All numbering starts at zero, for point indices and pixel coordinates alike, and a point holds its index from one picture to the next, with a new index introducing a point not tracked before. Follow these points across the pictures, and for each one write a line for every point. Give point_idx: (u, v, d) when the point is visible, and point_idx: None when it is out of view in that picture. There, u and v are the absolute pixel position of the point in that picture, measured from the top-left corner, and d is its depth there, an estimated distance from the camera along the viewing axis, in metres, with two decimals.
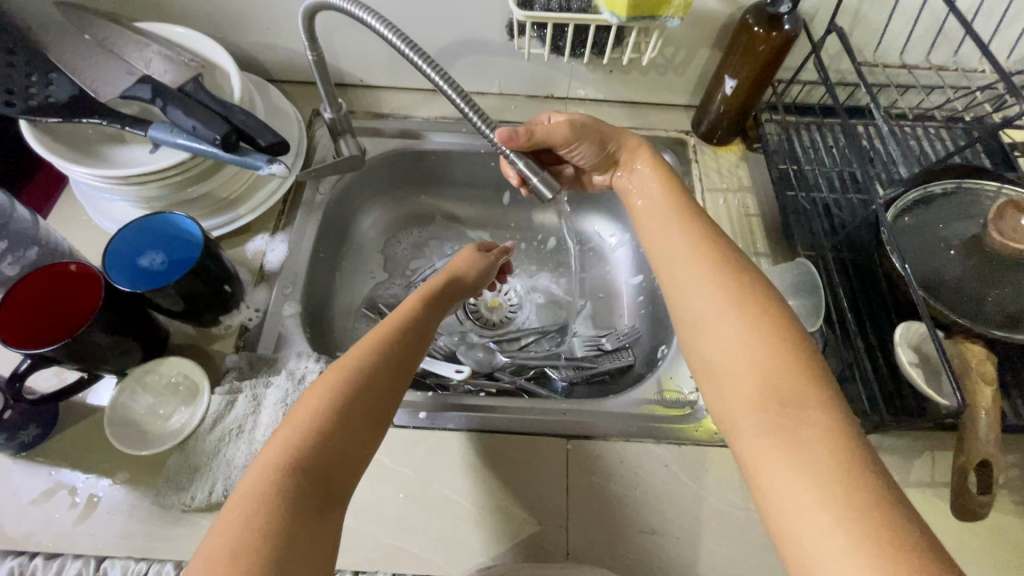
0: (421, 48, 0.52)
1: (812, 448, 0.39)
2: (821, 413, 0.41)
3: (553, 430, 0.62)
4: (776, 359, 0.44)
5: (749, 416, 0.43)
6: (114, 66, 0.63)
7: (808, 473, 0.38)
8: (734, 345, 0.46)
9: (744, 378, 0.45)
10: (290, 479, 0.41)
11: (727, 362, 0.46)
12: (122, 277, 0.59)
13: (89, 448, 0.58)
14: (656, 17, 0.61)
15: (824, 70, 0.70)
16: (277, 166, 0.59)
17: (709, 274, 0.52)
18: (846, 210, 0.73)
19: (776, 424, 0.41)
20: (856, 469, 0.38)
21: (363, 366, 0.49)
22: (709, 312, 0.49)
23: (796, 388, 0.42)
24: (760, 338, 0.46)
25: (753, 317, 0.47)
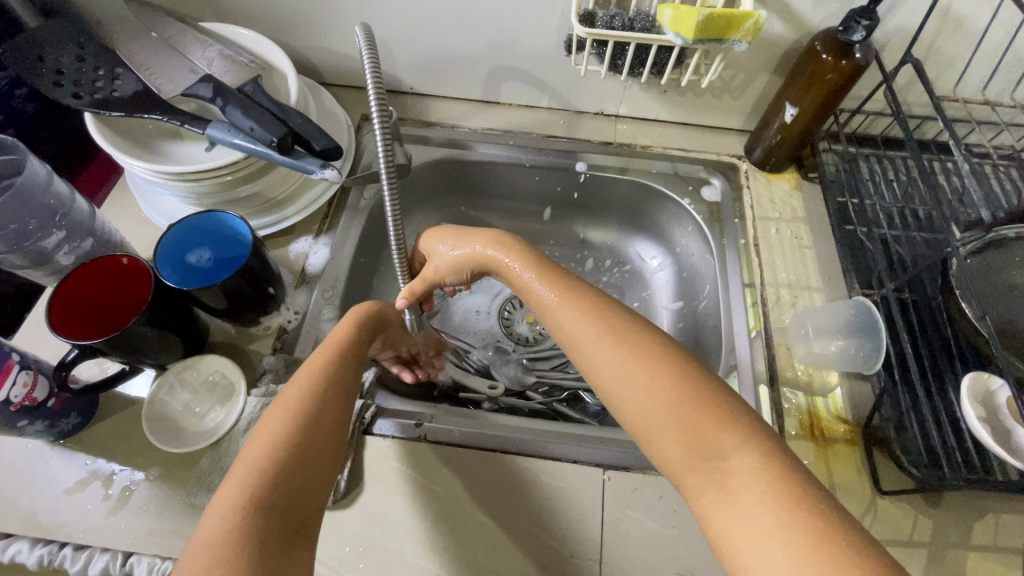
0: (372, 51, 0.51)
1: (754, 496, 0.37)
2: (749, 454, 0.39)
3: (589, 458, 0.60)
4: (693, 403, 0.43)
5: (687, 476, 0.41)
6: (178, 64, 0.64)
7: (761, 525, 0.36)
8: (648, 397, 0.44)
9: (668, 434, 0.42)
10: (253, 517, 0.40)
11: (647, 419, 0.44)
12: (170, 273, 0.59)
13: (125, 441, 0.58)
14: (724, 39, 0.60)
15: (894, 102, 0.68)
16: (330, 170, 0.59)
17: (608, 328, 0.49)
18: (907, 248, 0.70)
19: (713, 480, 0.39)
20: (797, 507, 0.36)
21: (303, 400, 0.50)
22: (611, 370, 0.47)
23: (716, 432, 0.41)
24: (670, 386, 0.44)
25: (653, 365, 0.45)
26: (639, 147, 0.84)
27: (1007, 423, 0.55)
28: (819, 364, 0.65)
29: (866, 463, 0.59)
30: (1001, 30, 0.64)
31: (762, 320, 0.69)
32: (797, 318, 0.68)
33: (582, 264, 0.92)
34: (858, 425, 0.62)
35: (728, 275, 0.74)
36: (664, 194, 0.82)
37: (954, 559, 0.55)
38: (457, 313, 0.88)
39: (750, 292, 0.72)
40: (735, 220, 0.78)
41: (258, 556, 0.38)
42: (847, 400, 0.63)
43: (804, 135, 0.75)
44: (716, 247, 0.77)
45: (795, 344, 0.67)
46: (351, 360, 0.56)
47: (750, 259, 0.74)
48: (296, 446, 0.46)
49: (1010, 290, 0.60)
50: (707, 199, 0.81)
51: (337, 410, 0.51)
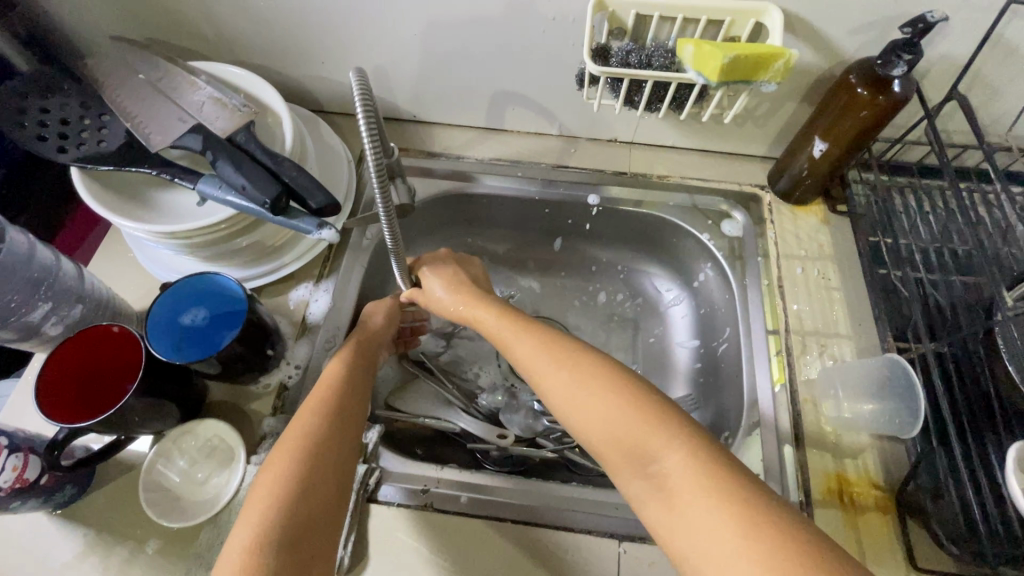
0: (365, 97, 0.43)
1: (687, 492, 0.39)
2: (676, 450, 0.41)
3: (604, 527, 0.57)
4: (627, 411, 0.45)
5: (634, 485, 0.42)
6: (166, 111, 0.60)
7: (699, 521, 0.37)
8: (591, 413, 0.47)
9: (610, 446, 0.45)
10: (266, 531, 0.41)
11: (594, 434, 0.46)
12: (162, 342, 0.56)
13: (122, 511, 0.57)
14: (750, 80, 0.55)
15: (935, 139, 0.62)
16: (327, 230, 0.55)
17: (553, 355, 0.52)
18: (946, 294, 0.65)
19: (653, 482, 0.41)
20: (729, 493, 0.37)
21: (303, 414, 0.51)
22: (559, 394, 0.49)
23: (646, 435, 0.43)
24: (611, 398, 0.46)
25: (592, 383, 0.48)
26: (655, 177, 0.79)
27: None
28: (849, 426, 0.61)
29: (900, 533, 0.56)
30: None
31: (787, 372, 0.65)
32: (825, 371, 0.64)
33: (594, 297, 0.88)
34: (890, 491, 0.58)
35: (750, 320, 0.69)
36: (681, 228, 0.78)
37: None
38: (463, 351, 0.85)
39: (774, 339, 0.68)
40: (758, 258, 0.73)
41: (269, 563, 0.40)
42: (878, 463, 0.60)
43: (834, 169, 0.69)
44: (738, 288, 0.72)
45: (822, 399, 0.63)
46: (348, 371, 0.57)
47: (774, 302, 0.70)
48: (307, 476, 0.46)
49: None
50: (728, 234, 0.76)
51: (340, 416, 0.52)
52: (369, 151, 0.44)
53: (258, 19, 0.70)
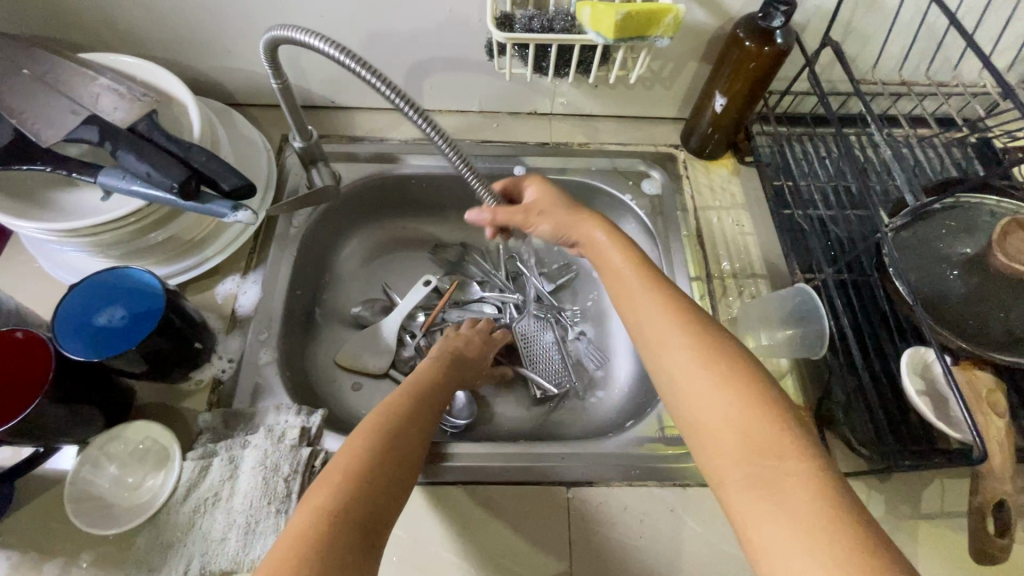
0: (340, 44, 0.49)
1: (800, 507, 0.35)
2: (801, 464, 0.37)
3: (553, 477, 0.60)
4: (766, 417, 0.40)
5: (734, 471, 0.39)
6: (55, 103, 0.57)
7: (796, 533, 0.34)
8: (709, 398, 0.42)
9: (720, 433, 0.41)
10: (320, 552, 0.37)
11: (704, 420, 0.42)
12: (75, 344, 0.53)
13: (50, 527, 0.54)
14: (646, 36, 0.58)
15: (816, 86, 0.68)
16: (242, 212, 0.54)
17: (675, 318, 0.47)
18: (843, 227, 0.71)
19: (760, 477, 0.37)
20: (837, 521, 0.34)
21: (378, 441, 0.47)
22: (668, 358, 0.45)
23: (766, 426, 0.39)
24: (726, 387, 0.42)
25: (709, 357, 0.44)
26: (576, 145, 0.82)
27: (942, 395, 0.57)
28: (769, 353, 0.65)
29: (820, 446, 0.61)
30: (915, 11, 0.64)
31: (711, 314, 0.69)
32: (743, 308, 0.69)
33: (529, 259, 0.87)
34: (809, 409, 0.63)
35: (675, 269, 0.73)
36: (605, 191, 0.80)
37: (906, 529, 0.57)
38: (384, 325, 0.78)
39: (697, 285, 0.71)
40: (677, 213, 0.77)
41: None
42: (797, 386, 0.64)
43: (736, 122, 0.74)
44: (662, 241, 0.76)
45: (745, 335, 0.68)
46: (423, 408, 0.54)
47: (695, 251, 0.74)
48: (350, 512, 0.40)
49: (936, 262, 0.61)
50: (648, 192, 0.79)
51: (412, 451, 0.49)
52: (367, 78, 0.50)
53: (153, 7, 0.68)
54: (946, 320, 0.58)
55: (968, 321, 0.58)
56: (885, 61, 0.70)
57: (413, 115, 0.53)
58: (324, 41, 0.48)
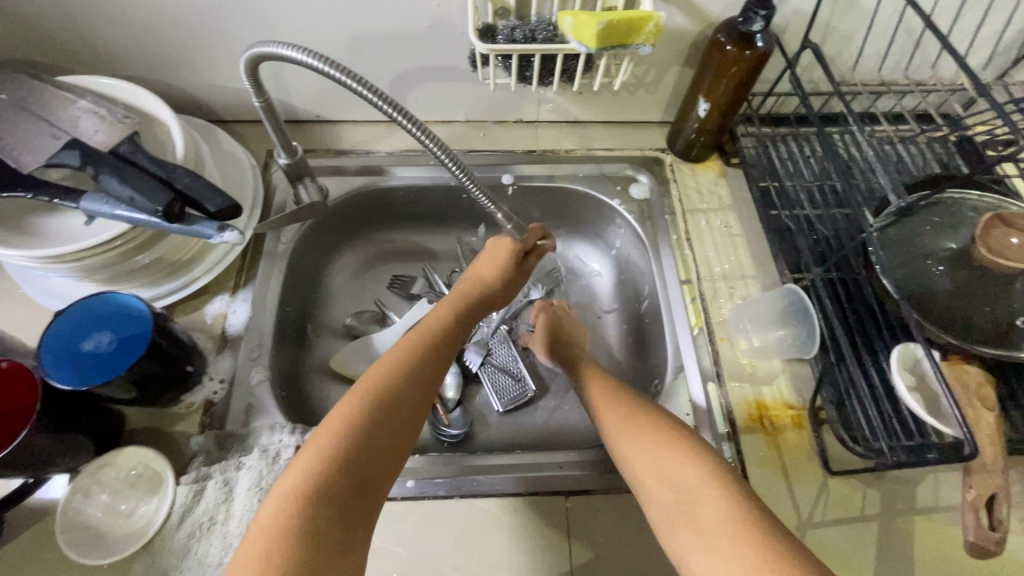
0: (322, 55, 0.48)
1: (713, 523, 0.43)
2: (716, 493, 0.45)
3: (551, 487, 0.60)
4: (681, 453, 0.49)
5: (659, 505, 0.47)
6: (35, 128, 0.56)
7: (714, 551, 0.42)
8: (637, 446, 0.52)
9: (648, 474, 0.50)
10: (316, 497, 0.41)
11: (634, 466, 0.51)
12: (61, 372, 0.52)
13: (41, 558, 0.53)
14: (627, 45, 0.59)
15: (798, 88, 0.68)
16: (229, 233, 0.53)
17: (604, 392, 0.59)
18: (829, 226, 0.71)
19: (683, 507, 0.46)
20: (747, 530, 0.42)
21: (381, 385, 0.49)
22: (608, 424, 0.55)
23: (677, 463, 0.49)
24: (643, 436, 0.52)
25: (633, 418, 0.54)
26: (563, 152, 0.82)
27: (933, 390, 0.58)
28: (761, 355, 0.66)
29: (814, 444, 0.61)
30: (891, 11, 0.65)
31: (703, 316, 0.70)
32: (734, 310, 0.69)
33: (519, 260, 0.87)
34: (803, 408, 0.63)
35: (665, 273, 0.73)
36: (594, 197, 0.80)
37: (902, 525, 0.57)
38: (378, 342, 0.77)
39: (687, 288, 0.72)
40: (666, 216, 0.77)
41: (311, 548, 0.38)
42: (790, 385, 0.65)
43: (720, 125, 0.75)
44: (651, 245, 0.76)
45: (736, 336, 0.68)
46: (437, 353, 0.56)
47: (685, 254, 0.74)
48: (333, 491, 0.42)
49: (922, 258, 0.62)
50: (636, 197, 0.79)
51: (421, 398, 0.51)
52: (356, 90, 0.50)
53: (133, 27, 0.68)
54: (934, 316, 0.59)
55: (956, 316, 0.58)
56: (863, 63, 0.72)
57: (408, 127, 0.52)
58: (308, 54, 0.48)
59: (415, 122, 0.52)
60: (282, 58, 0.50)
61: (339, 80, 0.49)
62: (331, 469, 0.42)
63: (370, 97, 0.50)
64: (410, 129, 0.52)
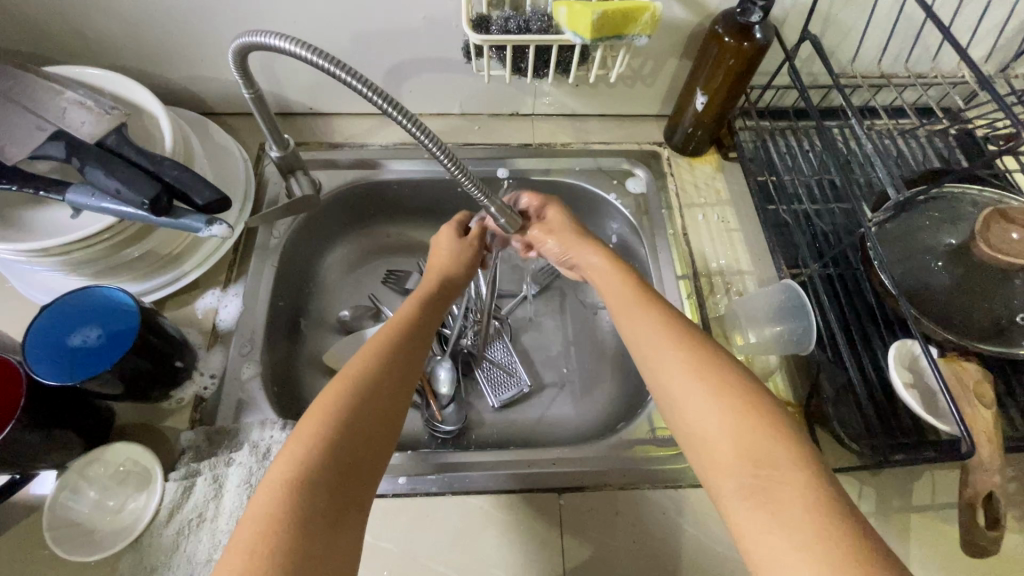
0: (311, 44, 0.47)
1: (796, 513, 0.36)
2: (807, 482, 0.37)
3: (545, 483, 0.59)
4: (768, 425, 0.40)
5: (729, 479, 0.39)
6: (21, 120, 0.55)
7: (797, 544, 0.35)
8: (707, 412, 0.42)
9: (720, 441, 0.41)
10: (303, 485, 0.40)
11: (705, 430, 0.42)
12: (48, 370, 0.51)
13: (28, 554, 0.52)
14: (623, 35, 0.58)
15: (796, 80, 0.67)
16: (217, 226, 0.53)
17: (663, 331, 0.48)
18: (827, 221, 0.71)
19: (756, 488, 0.38)
20: (834, 524, 0.35)
21: (360, 381, 0.48)
22: (669, 373, 0.46)
23: (760, 437, 0.40)
24: (716, 398, 0.43)
25: (709, 371, 0.44)
26: (559, 145, 0.81)
27: (930, 387, 0.57)
28: (757, 351, 0.65)
29: (810, 442, 0.60)
30: (892, 3, 0.64)
31: (699, 312, 0.69)
32: (731, 306, 0.68)
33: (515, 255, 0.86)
34: (799, 405, 0.63)
35: (661, 268, 0.72)
36: (590, 191, 0.79)
37: (898, 523, 0.57)
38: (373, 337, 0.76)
39: (684, 283, 0.71)
40: (662, 211, 0.76)
41: (299, 553, 0.37)
42: (786, 381, 0.64)
43: (718, 118, 0.74)
44: (648, 239, 0.75)
45: (733, 332, 0.67)
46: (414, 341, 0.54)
47: (681, 249, 0.74)
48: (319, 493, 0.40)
49: (920, 254, 0.61)
50: (633, 191, 0.78)
51: (404, 386, 0.50)
52: (344, 80, 0.48)
53: (122, 18, 0.67)
54: (932, 312, 0.58)
55: (953, 313, 0.58)
56: (863, 56, 0.71)
57: (397, 118, 0.51)
58: (295, 43, 0.47)
59: (405, 113, 0.51)
60: (270, 48, 0.49)
61: (327, 70, 0.48)
62: (318, 458, 0.42)
63: (360, 87, 0.49)
64: (399, 120, 0.51)
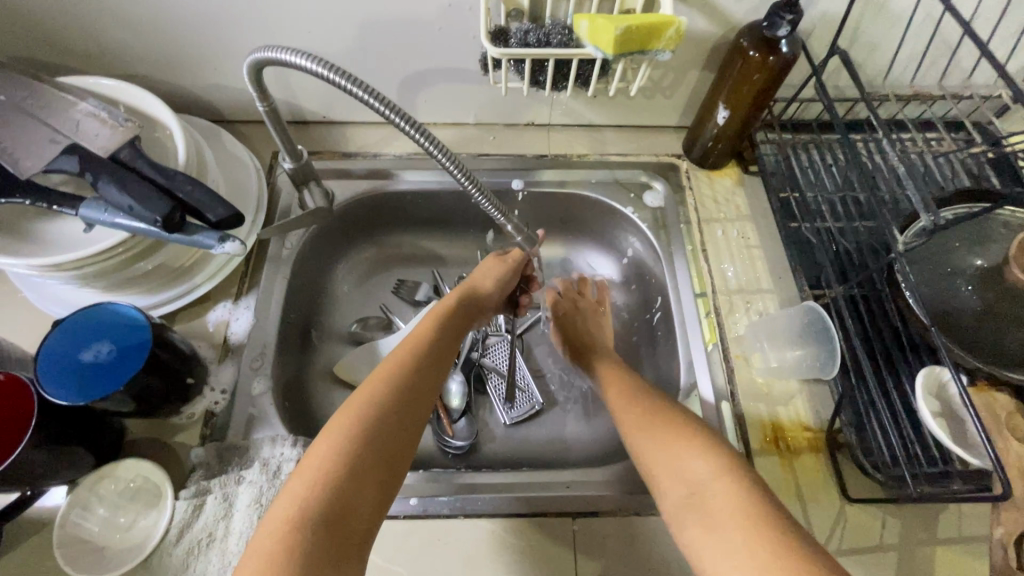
0: (326, 61, 0.46)
1: (728, 516, 0.43)
2: (728, 487, 0.45)
3: (558, 507, 0.58)
4: (692, 447, 0.49)
5: (675, 499, 0.47)
6: (35, 132, 0.55)
7: (731, 545, 0.41)
8: (659, 446, 0.51)
9: (665, 469, 0.49)
10: (306, 523, 0.39)
11: (656, 462, 0.50)
12: (59, 389, 0.50)
13: (39, 571, 0.52)
14: (646, 50, 0.56)
15: (822, 95, 0.65)
16: (229, 244, 0.52)
17: (621, 394, 0.59)
18: (852, 239, 0.69)
19: (700, 503, 0.45)
20: (763, 525, 0.41)
21: (379, 391, 0.48)
22: (627, 424, 0.55)
23: (696, 461, 0.48)
24: (664, 433, 0.52)
25: (654, 419, 0.54)
26: (575, 157, 0.80)
27: (959, 417, 0.55)
28: (777, 375, 0.64)
29: (832, 470, 0.59)
30: (925, 17, 0.62)
31: (718, 331, 0.67)
32: (751, 327, 0.67)
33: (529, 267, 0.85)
34: (820, 431, 0.61)
35: (679, 286, 0.71)
36: (606, 204, 0.78)
37: (922, 556, 0.55)
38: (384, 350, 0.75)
39: (702, 302, 0.69)
40: (681, 225, 0.75)
41: (309, 558, 0.37)
42: (807, 406, 0.62)
43: (740, 132, 0.72)
44: (665, 255, 0.73)
45: (752, 353, 0.66)
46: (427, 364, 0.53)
47: (699, 266, 0.72)
48: (332, 500, 0.41)
49: (949, 277, 0.59)
50: (650, 205, 0.77)
51: (415, 413, 0.49)
52: (354, 93, 0.47)
53: (136, 26, 0.66)
54: (962, 339, 0.56)
55: (984, 340, 0.56)
56: (893, 69, 0.68)
57: (408, 131, 0.50)
58: (311, 60, 0.46)
59: (415, 125, 0.50)
60: (285, 64, 0.48)
61: (343, 87, 0.47)
62: (327, 486, 0.41)
63: (374, 103, 0.48)
64: (409, 132, 0.50)
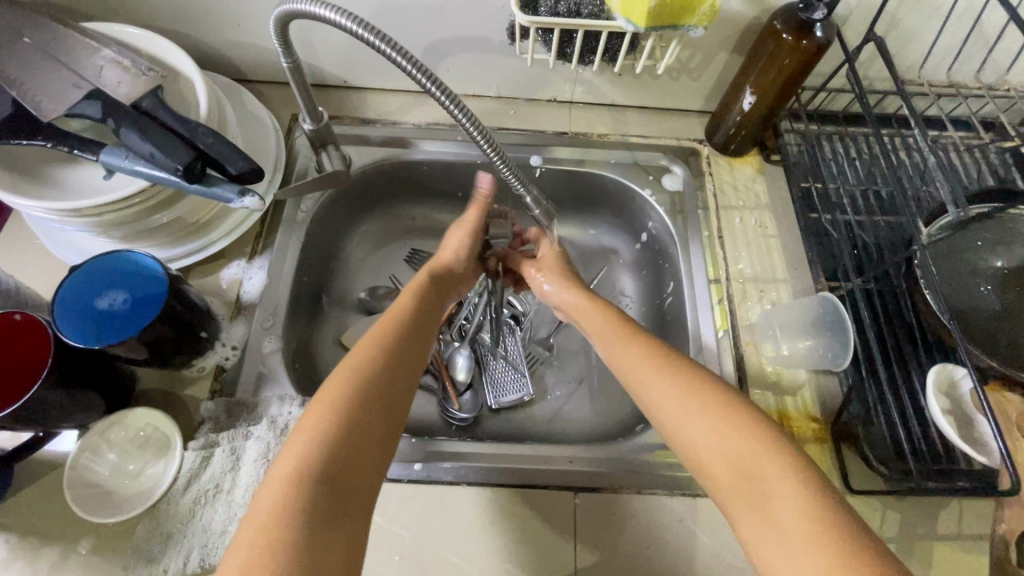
0: (358, 16, 0.45)
1: (789, 515, 0.38)
2: (790, 483, 0.39)
3: (562, 481, 0.58)
4: (740, 426, 0.44)
5: (724, 494, 0.42)
6: (58, 76, 0.54)
7: (797, 551, 0.36)
8: (700, 430, 0.45)
9: (712, 462, 0.43)
10: (305, 483, 0.39)
11: (696, 450, 0.45)
12: (75, 330, 0.52)
13: (48, 511, 0.53)
14: (679, 25, 0.55)
15: (853, 83, 0.64)
16: (249, 198, 0.52)
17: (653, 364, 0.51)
18: (871, 233, 0.68)
19: (752, 500, 0.40)
20: (833, 525, 0.37)
21: (354, 370, 0.47)
22: (660, 401, 0.49)
23: (749, 450, 0.42)
24: (707, 413, 0.45)
25: (693, 392, 0.47)
26: (596, 136, 0.79)
27: (970, 416, 0.55)
28: (787, 363, 0.63)
29: (836, 461, 0.59)
30: (967, 8, 0.60)
31: (729, 319, 0.67)
32: (764, 315, 0.66)
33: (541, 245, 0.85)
34: (826, 422, 0.61)
35: (692, 270, 0.70)
36: (624, 185, 0.77)
37: (920, 550, 0.55)
38: None
39: (716, 288, 0.69)
40: (698, 211, 0.74)
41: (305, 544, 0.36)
42: (815, 397, 0.62)
43: (765, 118, 0.71)
44: (681, 240, 0.73)
45: (763, 342, 0.66)
46: (409, 333, 0.53)
47: (715, 252, 0.71)
48: (318, 485, 0.39)
49: (969, 276, 0.59)
50: (669, 188, 0.76)
51: (395, 385, 0.48)
52: (385, 54, 0.47)
53: None
54: (978, 337, 0.56)
55: (1001, 340, 0.55)
56: (927, 62, 0.67)
57: (440, 98, 0.49)
58: (342, 14, 0.45)
59: (447, 91, 0.49)
60: (314, 16, 0.47)
61: (372, 44, 0.46)
62: (313, 470, 0.39)
63: (405, 65, 0.47)
64: (442, 101, 0.49)
